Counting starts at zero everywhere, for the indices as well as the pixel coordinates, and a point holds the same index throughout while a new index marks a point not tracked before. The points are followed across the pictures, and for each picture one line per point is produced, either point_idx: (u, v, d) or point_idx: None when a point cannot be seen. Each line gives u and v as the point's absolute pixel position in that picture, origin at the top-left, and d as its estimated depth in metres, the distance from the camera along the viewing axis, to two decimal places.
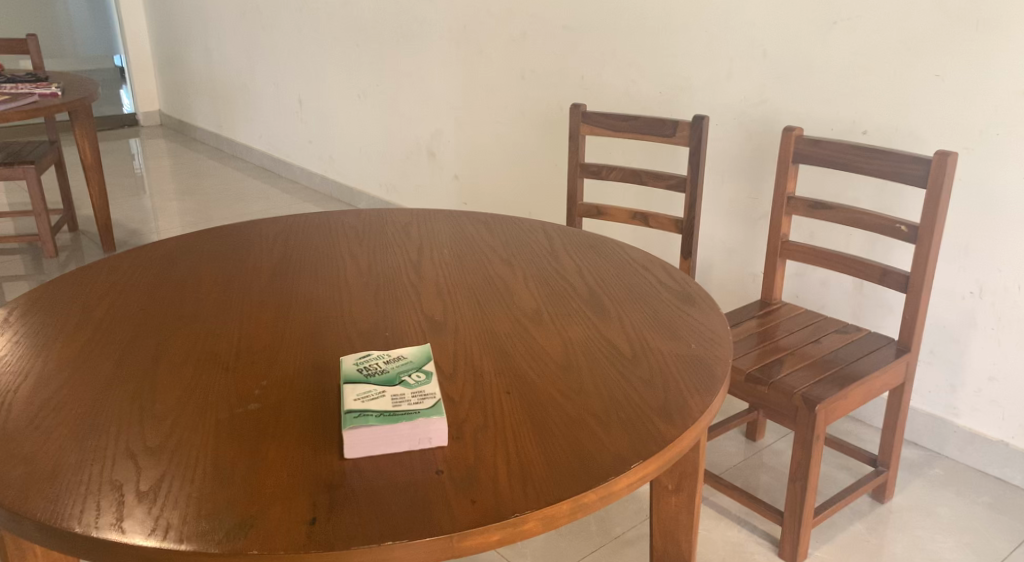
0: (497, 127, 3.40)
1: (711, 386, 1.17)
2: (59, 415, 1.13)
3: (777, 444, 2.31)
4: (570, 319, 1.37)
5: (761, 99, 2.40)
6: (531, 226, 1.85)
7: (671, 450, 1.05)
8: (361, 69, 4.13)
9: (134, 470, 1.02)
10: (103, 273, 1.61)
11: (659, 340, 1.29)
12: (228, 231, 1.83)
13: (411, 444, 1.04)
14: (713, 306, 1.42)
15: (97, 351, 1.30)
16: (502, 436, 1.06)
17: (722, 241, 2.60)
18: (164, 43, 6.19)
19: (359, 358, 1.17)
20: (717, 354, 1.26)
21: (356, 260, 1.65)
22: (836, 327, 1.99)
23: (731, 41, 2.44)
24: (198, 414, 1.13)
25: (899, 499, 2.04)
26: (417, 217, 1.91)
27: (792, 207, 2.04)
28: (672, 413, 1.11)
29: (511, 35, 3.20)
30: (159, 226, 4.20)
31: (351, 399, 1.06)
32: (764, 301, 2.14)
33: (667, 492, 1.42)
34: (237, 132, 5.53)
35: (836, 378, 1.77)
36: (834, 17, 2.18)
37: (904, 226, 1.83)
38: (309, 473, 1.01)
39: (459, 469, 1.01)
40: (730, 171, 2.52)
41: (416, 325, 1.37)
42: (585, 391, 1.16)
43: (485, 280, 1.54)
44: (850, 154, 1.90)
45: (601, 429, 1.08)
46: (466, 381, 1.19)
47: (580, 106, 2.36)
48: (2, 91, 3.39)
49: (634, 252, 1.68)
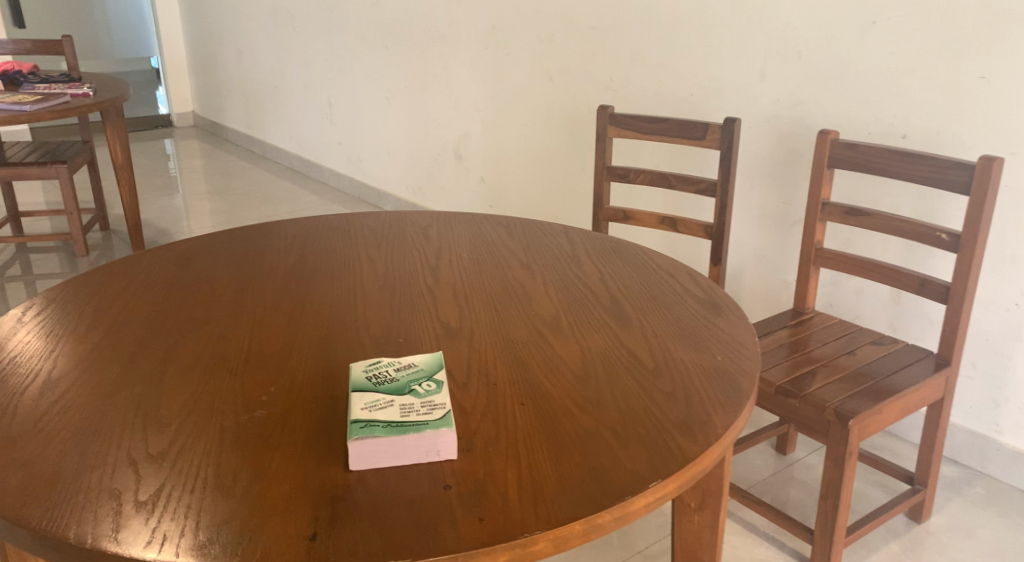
0: (526, 129, 3.36)
1: (737, 401, 1.10)
2: (64, 418, 1.10)
3: (808, 458, 2.24)
4: (589, 328, 1.32)
5: (795, 101, 2.33)
6: (553, 229, 1.80)
7: (694, 467, 0.99)
8: (390, 70, 4.13)
9: (134, 479, 0.99)
10: (119, 273, 1.59)
11: (683, 351, 1.23)
12: (247, 232, 1.80)
13: (420, 456, 1.00)
14: (741, 315, 1.36)
15: (107, 354, 1.27)
16: (513, 449, 1.01)
17: (754, 247, 2.53)
18: (198, 44, 6.24)
19: (369, 365, 1.13)
20: (743, 367, 1.19)
21: (373, 264, 1.62)
22: (871, 338, 1.91)
23: (765, 41, 2.37)
24: (203, 421, 1.10)
25: (938, 519, 1.95)
26: (437, 219, 1.87)
27: (826, 212, 1.96)
28: (694, 428, 1.04)
29: (540, 36, 3.16)
30: (189, 226, 4.22)
31: (358, 408, 1.02)
32: (796, 309, 2.06)
33: (690, 510, 1.34)
34: (267, 132, 5.55)
35: (871, 392, 1.69)
36: (872, 17, 2.11)
37: (944, 234, 1.75)
38: (313, 484, 0.97)
39: (468, 484, 0.96)
40: (762, 175, 2.45)
41: (430, 331, 1.33)
42: (602, 403, 1.10)
43: (504, 286, 1.50)
44: (887, 158, 1.83)
45: (618, 444, 1.02)
46: (479, 390, 1.14)
47: (607, 107, 2.30)
48: (36, 91, 3.41)
49: (658, 257, 1.62)
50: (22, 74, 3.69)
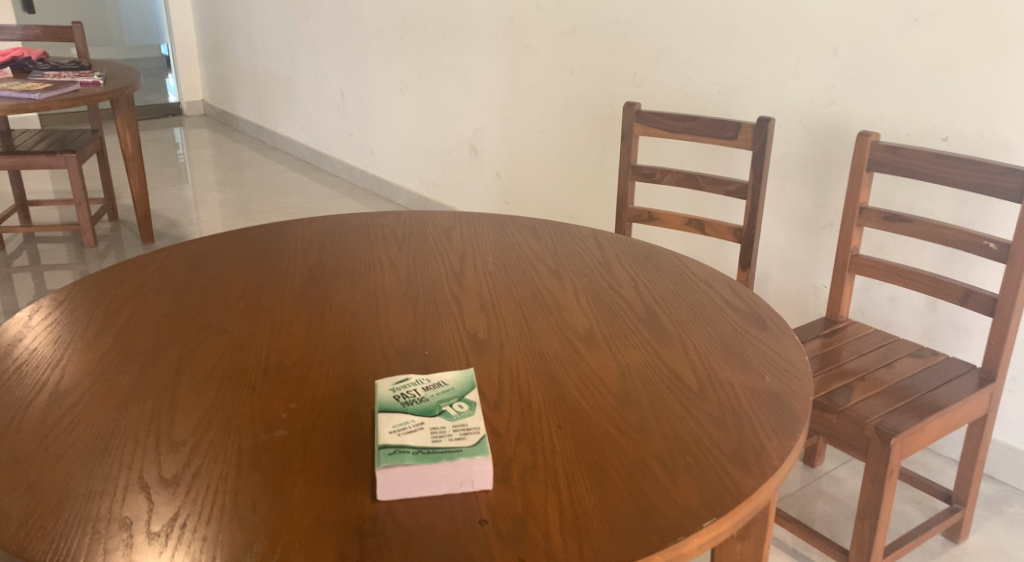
0: (543, 124, 3.28)
1: (791, 429, 1.03)
2: (71, 436, 1.04)
3: (837, 472, 2.16)
4: (626, 342, 1.25)
5: (829, 100, 2.24)
6: (581, 233, 1.73)
7: (748, 505, 0.92)
8: (404, 62, 4.05)
9: (146, 506, 0.92)
10: (130, 274, 1.52)
11: (729, 371, 1.16)
12: (262, 231, 1.73)
13: (452, 486, 0.93)
14: (787, 332, 1.28)
15: (118, 363, 1.21)
16: (554, 480, 0.94)
17: (781, 251, 2.45)
18: (209, 32, 6.17)
19: (396, 383, 1.05)
20: (794, 389, 1.12)
21: (395, 268, 1.54)
22: (910, 350, 1.83)
23: (798, 37, 2.28)
24: (220, 441, 1.03)
25: (976, 539, 1.88)
26: (460, 220, 1.80)
27: (864, 217, 1.88)
28: (747, 459, 0.97)
29: (561, 29, 3.08)
30: (198, 217, 4.15)
31: (386, 431, 0.95)
32: (829, 318, 1.98)
33: (731, 537, 1.26)
34: (279, 123, 5.47)
35: (913, 408, 1.62)
36: (914, 14, 2.02)
37: (992, 243, 1.67)
38: (338, 516, 0.90)
39: (506, 519, 0.89)
40: (792, 177, 2.37)
41: (457, 343, 1.26)
42: (646, 428, 1.03)
43: (532, 294, 1.43)
44: (932, 162, 1.75)
45: (665, 475, 0.95)
46: (512, 412, 1.07)
47: (634, 105, 2.22)
48: (45, 79, 3.34)
49: (694, 265, 1.55)
50: (31, 61, 3.62)
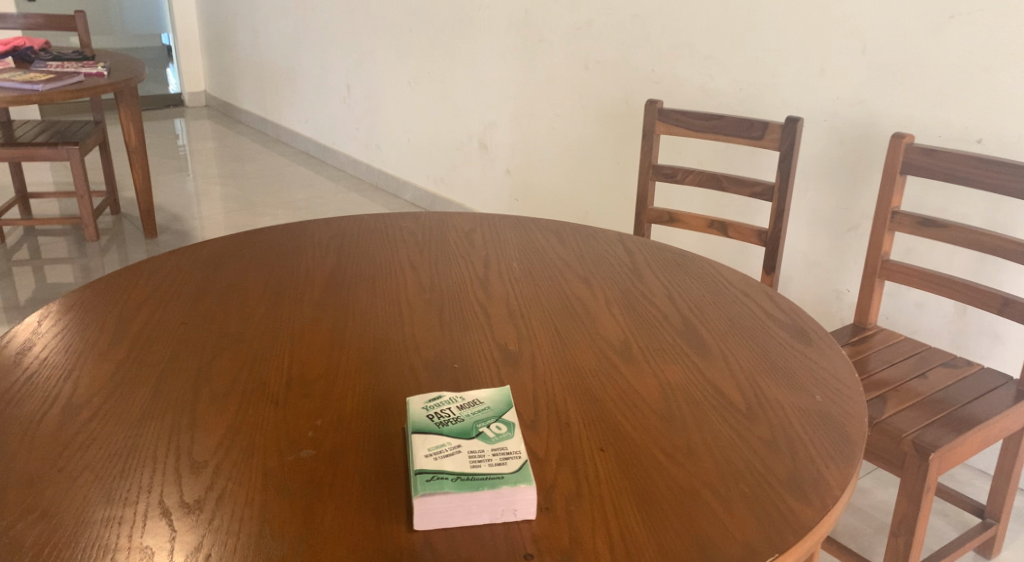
0: (556, 121, 3.22)
1: (848, 454, 0.98)
2: (86, 455, 0.98)
3: (862, 482, 2.11)
4: (665, 356, 1.19)
5: (857, 100, 2.19)
6: (607, 237, 1.67)
7: (810, 540, 0.86)
8: (412, 55, 3.98)
9: (168, 535, 0.87)
10: (142, 278, 1.46)
11: (777, 389, 1.10)
12: (278, 233, 1.67)
13: (493, 516, 0.88)
14: (834, 347, 1.23)
15: (134, 375, 1.15)
16: (601, 509, 0.89)
17: (805, 254, 2.39)
18: (212, 22, 6.09)
19: (429, 401, 0.99)
20: (847, 410, 1.06)
21: (417, 273, 1.49)
22: (943, 359, 1.78)
23: (827, 35, 2.22)
24: (244, 462, 0.97)
25: (1009, 555, 1.83)
26: (481, 222, 1.74)
27: (897, 222, 1.82)
28: (806, 488, 0.92)
29: (577, 24, 3.01)
30: (201, 211, 4.08)
31: (422, 455, 0.89)
32: (858, 325, 1.92)
33: None
34: (283, 115, 5.40)
35: (950, 422, 1.57)
36: (950, 12, 1.96)
37: None
38: (373, 548, 0.85)
39: (553, 554, 0.84)
40: (817, 177, 2.31)
41: (487, 356, 1.20)
42: (696, 453, 0.97)
43: (562, 303, 1.37)
44: (971, 166, 1.69)
45: (721, 506, 0.89)
46: (551, 432, 1.01)
47: (656, 103, 2.16)
48: (48, 70, 3.27)
49: (728, 273, 1.49)
50: (32, 51, 3.54)
